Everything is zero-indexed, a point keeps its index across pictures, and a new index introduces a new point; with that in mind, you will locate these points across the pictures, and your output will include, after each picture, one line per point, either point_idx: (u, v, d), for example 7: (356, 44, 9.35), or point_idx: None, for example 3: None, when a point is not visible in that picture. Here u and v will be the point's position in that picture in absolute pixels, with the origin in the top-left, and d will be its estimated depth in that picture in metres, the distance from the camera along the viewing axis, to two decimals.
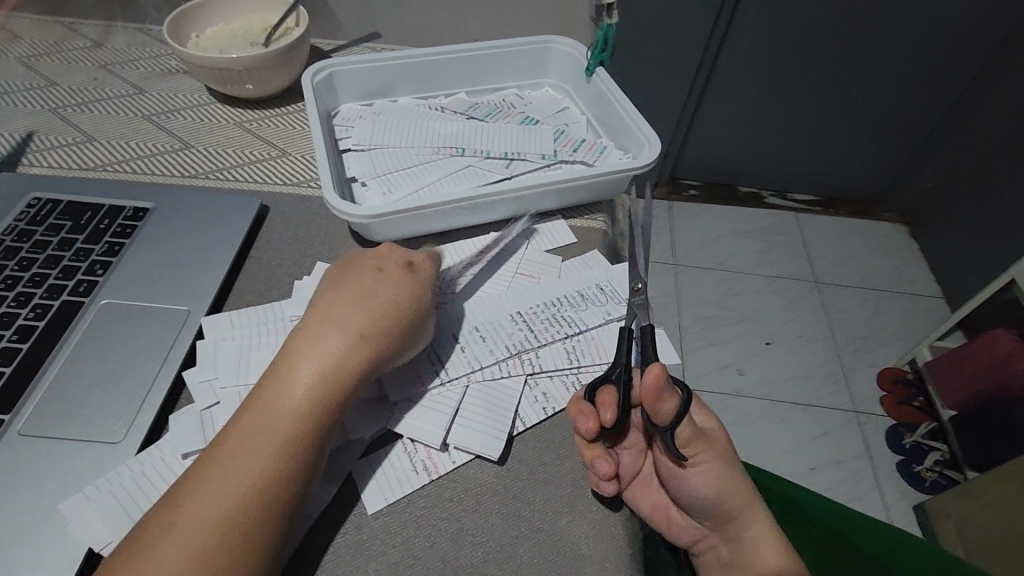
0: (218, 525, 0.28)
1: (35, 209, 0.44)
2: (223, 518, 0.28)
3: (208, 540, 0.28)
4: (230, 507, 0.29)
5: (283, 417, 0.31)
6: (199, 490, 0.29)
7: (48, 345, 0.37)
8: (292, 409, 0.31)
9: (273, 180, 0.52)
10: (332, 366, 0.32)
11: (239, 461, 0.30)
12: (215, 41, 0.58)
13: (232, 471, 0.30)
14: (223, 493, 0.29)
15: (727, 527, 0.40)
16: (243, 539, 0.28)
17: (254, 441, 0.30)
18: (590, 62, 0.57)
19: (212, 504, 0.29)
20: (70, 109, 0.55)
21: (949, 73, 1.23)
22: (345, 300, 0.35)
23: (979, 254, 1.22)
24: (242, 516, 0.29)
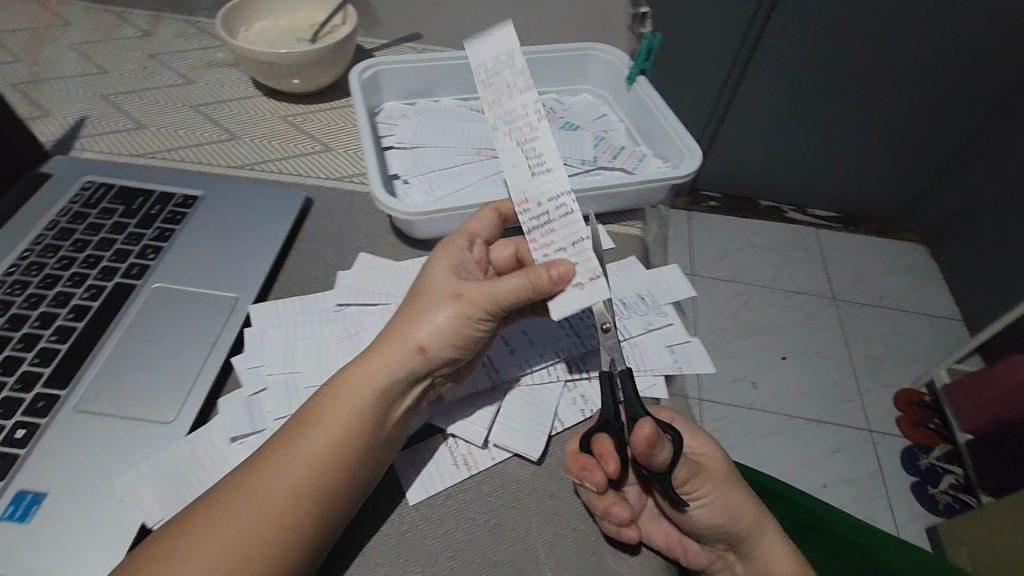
0: (269, 519, 0.29)
1: (89, 192, 0.46)
2: (265, 516, 0.29)
3: (247, 534, 0.28)
4: (283, 499, 0.29)
5: (337, 420, 0.32)
6: (256, 480, 0.30)
7: (102, 325, 0.38)
8: (347, 414, 0.32)
9: (317, 174, 0.53)
10: (385, 375, 0.33)
11: (295, 456, 0.31)
12: (264, 36, 0.59)
13: (278, 472, 0.30)
14: (276, 486, 0.30)
15: (740, 546, 0.41)
16: (295, 532, 0.29)
17: (304, 440, 0.31)
18: (632, 70, 0.57)
19: (266, 496, 0.29)
20: (121, 96, 0.57)
21: (977, 97, 1.22)
22: (413, 311, 0.35)
23: (1001, 278, 1.21)
24: (295, 513, 0.29)
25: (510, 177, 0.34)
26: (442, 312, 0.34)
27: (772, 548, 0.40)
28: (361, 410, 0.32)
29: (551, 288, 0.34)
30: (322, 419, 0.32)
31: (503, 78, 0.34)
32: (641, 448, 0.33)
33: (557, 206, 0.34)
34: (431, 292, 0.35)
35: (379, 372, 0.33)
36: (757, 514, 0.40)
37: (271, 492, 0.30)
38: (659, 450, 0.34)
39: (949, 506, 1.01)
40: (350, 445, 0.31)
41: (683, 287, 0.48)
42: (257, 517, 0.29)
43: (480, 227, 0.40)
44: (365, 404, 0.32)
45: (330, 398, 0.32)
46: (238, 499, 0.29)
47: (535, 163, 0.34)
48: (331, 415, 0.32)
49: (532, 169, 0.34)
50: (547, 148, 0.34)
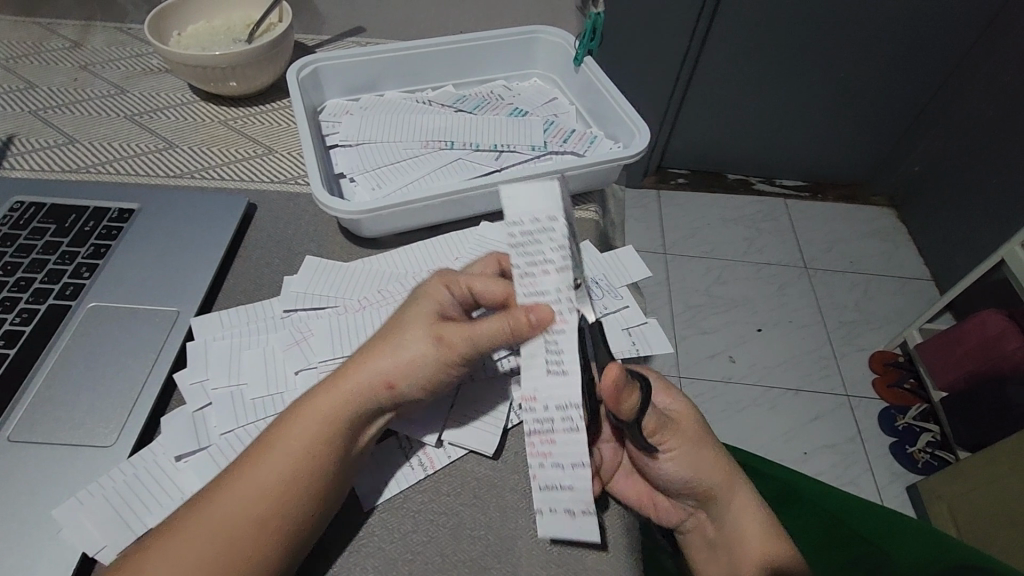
0: (232, 546, 0.28)
1: (17, 213, 0.44)
2: (226, 541, 0.28)
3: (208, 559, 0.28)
4: (246, 527, 0.29)
5: (304, 446, 0.31)
6: (219, 503, 0.29)
7: (36, 352, 0.37)
8: (311, 440, 0.31)
9: (260, 178, 0.51)
10: (355, 402, 0.32)
11: (257, 481, 0.30)
12: (197, 39, 0.57)
13: (241, 497, 0.29)
14: (239, 512, 0.29)
15: (710, 505, 0.41)
16: (258, 558, 0.29)
17: (268, 464, 0.30)
18: (578, 52, 0.56)
19: (228, 520, 0.29)
20: (51, 110, 0.55)
21: (935, 56, 1.23)
22: (385, 338, 0.33)
23: (967, 236, 1.23)
24: (259, 538, 0.29)
25: (526, 371, 0.33)
26: (416, 344, 0.32)
27: (741, 510, 0.40)
28: (326, 437, 0.31)
29: (530, 333, 0.32)
30: (285, 446, 0.31)
31: (539, 249, 0.32)
32: (609, 394, 0.33)
33: (563, 417, 0.32)
34: (411, 317, 0.34)
35: (344, 399, 0.32)
36: (727, 473, 0.41)
37: (232, 518, 0.29)
38: (624, 396, 0.34)
39: (927, 463, 1.02)
40: (312, 473, 0.31)
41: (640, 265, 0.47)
42: (218, 542, 0.28)
43: (483, 289, 0.36)
44: (333, 430, 0.31)
45: (297, 423, 0.31)
46: (200, 523, 0.29)
47: (553, 362, 0.32)
48: (298, 441, 0.31)
49: (551, 371, 0.32)
50: (569, 346, 0.32)
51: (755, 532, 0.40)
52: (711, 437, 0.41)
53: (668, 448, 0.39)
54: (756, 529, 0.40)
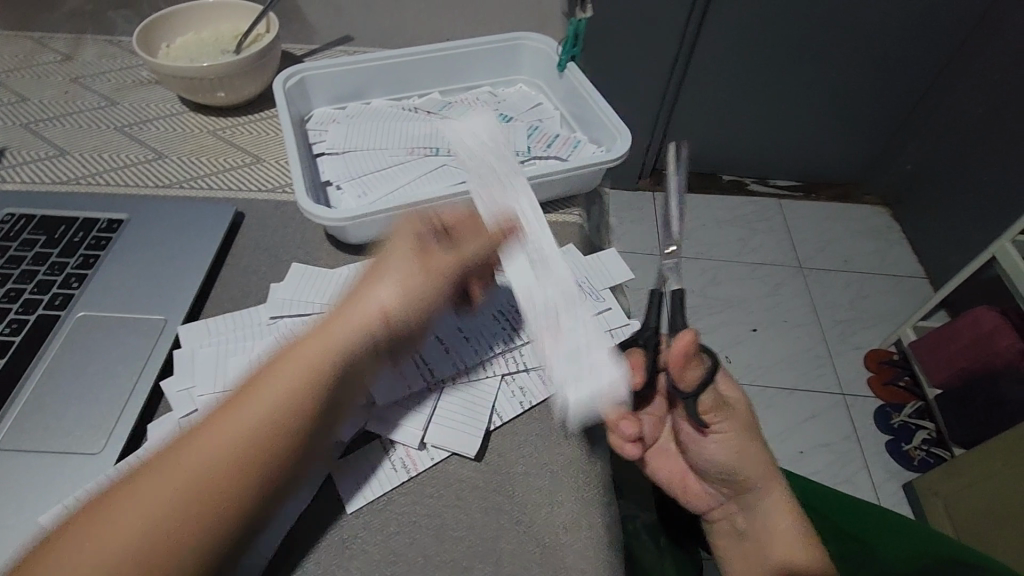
0: (210, 484, 0.28)
1: (8, 225, 0.44)
2: (203, 480, 0.28)
3: (185, 500, 0.28)
4: (226, 468, 0.28)
5: (286, 385, 0.30)
6: (196, 446, 0.29)
7: (25, 361, 0.37)
8: (293, 379, 0.30)
9: (248, 187, 0.52)
10: (339, 340, 0.32)
11: (237, 423, 0.29)
12: (185, 51, 0.58)
13: (220, 439, 0.29)
14: (218, 453, 0.29)
15: (744, 495, 0.46)
16: (238, 494, 0.28)
17: (249, 406, 0.30)
18: (562, 57, 0.57)
19: (207, 459, 0.28)
20: (42, 123, 0.55)
21: (924, 54, 1.24)
22: (365, 278, 0.33)
23: (959, 233, 1.24)
24: (238, 477, 0.28)
25: (511, 265, 0.36)
26: (396, 277, 0.33)
27: (775, 509, 0.44)
28: (308, 378, 0.31)
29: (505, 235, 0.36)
30: (265, 387, 0.30)
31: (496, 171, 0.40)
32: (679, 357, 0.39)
33: (557, 298, 0.35)
34: (390, 254, 0.34)
35: (330, 339, 0.31)
36: (767, 470, 0.45)
37: (210, 457, 0.28)
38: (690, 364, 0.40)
39: (923, 460, 1.03)
40: (288, 417, 0.30)
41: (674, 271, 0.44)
42: (195, 481, 0.28)
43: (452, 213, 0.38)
44: (317, 367, 0.31)
45: (284, 364, 0.31)
46: (177, 462, 0.28)
47: (535, 254, 0.36)
48: (279, 382, 0.30)
49: (535, 267, 0.36)
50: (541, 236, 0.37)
51: (785, 525, 0.44)
52: (758, 433, 0.45)
53: (720, 431, 0.44)
54: (788, 529, 0.44)
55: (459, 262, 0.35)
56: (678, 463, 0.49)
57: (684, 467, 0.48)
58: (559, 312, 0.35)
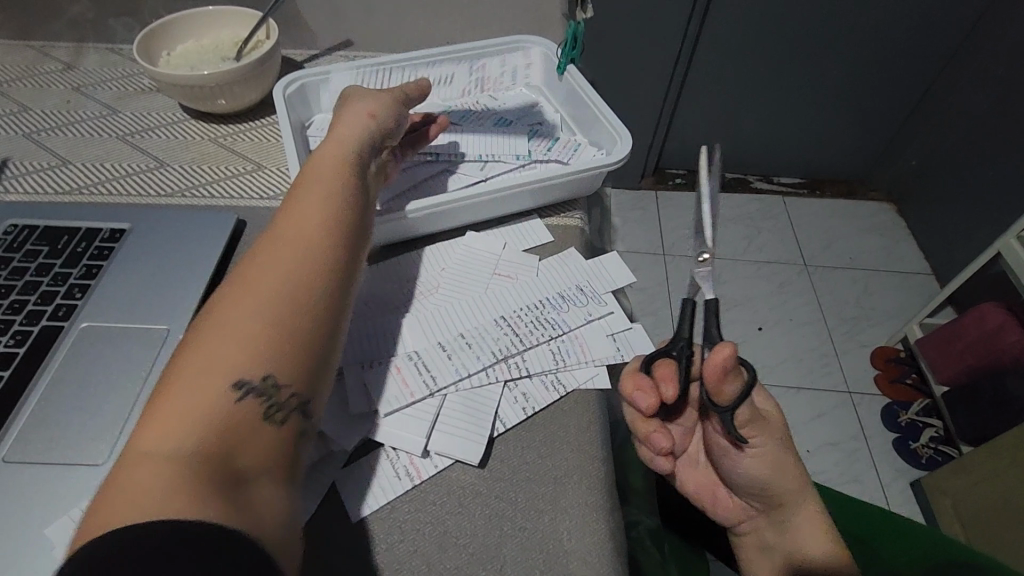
0: (267, 298, 0.31)
1: (11, 235, 0.45)
2: (263, 298, 0.31)
3: (255, 319, 0.30)
4: (277, 285, 0.32)
5: (290, 221, 0.35)
6: (234, 290, 0.32)
7: (29, 372, 0.38)
8: (304, 210, 0.36)
9: (250, 194, 0.52)
10: (315, 182, 0.38)
11: (264, 259, 0.33)
12: (185, 58, 0.58)
13: (258, 273, 0.32)
14: (259, 281, 0.32)
15: (775, 511, 0.46)
16: (297, 297, 0.32)
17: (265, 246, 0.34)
18: (561, 60, 0.57)
19: (257, 292, 0.31)
20: (44, 133, 0.56)
21: (928, 49, 1.23)
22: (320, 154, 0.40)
23: (966, 229, 1.23)
24: (289, 285, 0.32)
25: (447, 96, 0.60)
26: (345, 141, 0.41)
27: (807, 523, 0.45)
28: (322, 206, 0.36)
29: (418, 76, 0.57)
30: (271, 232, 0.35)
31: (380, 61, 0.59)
32: (715, 373, 0.37)
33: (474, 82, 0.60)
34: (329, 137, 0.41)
35: (309, 185, 0.37)
36: (799, 487, 0.44)
37: (259, 286, 0.32)
38: (728, 383, 0.37)
39: (931, 458, 1.02)
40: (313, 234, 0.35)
41: (707, 279, 0.45)
42: (253, 304, 0.31)
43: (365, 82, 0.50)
44: (310, 201, 0.36)
45: (279, 221, 0.35)
46: (224, 315, 0.31)
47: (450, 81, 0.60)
48: (282, 222, 0.35)
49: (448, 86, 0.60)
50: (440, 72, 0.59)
51: (814, 542, 0.44)
52: (793, 450, 0.44)
53: (755, 450, 0.43)
54: (819, 542, 0.44)
55: (389, 131, 0.44)
56: (707, 472, 0.49)
57: (713, 477, 0.48)
58: (487, 85, 0.61)
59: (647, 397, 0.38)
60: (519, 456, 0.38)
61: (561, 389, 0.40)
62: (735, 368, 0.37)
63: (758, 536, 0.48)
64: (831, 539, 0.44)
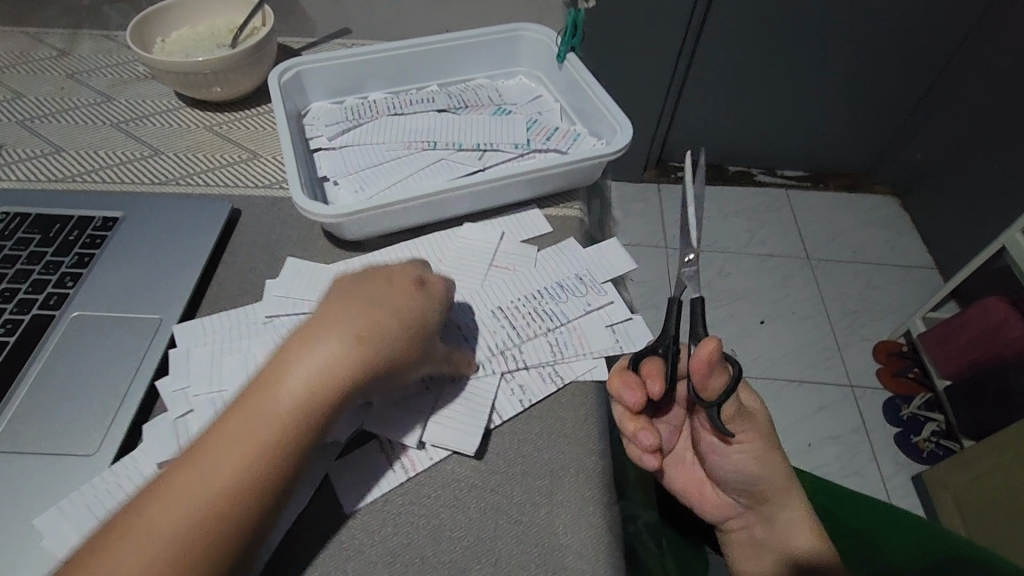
0: (202, 513, 0.27)
1: (2, 223, 0.44)
2: (197, 515, 0.27)
3: (182, 535, 0.27)
4: (215, 505, 0.27)
5: (275, 422, 0.29)
6: (186, 482, 0.27)
7: (19, 362, 0.37)
8: (289, 414, 0.29)
9: (245, 183, 0.51)
10: (320, 365, 0.30)
11: (226, 458, 0.28)
12: (181, 45, 0.57)
13: (208, 476, 0.28)
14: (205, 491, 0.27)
15: (763, 507, 0.46)
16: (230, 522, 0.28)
17: (238, 443, 0.28)
18: (561, 48, 0.56)
19: (183, 508, 0.27)
20: (37, 120, 0.55)
21: (933, 42, 1.22)
22: (350, 298, 0.32)
23: (970, 224, 1.22)
24: (230, 508, 0.28)
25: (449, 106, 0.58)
26: (393, 298, 0.33)
27: (794, 521, 0.45)
28: (308, 418, 0.29)
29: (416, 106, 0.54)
30: (248, 421, 0.29)
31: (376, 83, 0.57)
32: (700, 367, 0.37)
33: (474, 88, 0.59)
34: (376, 277, 0.34)
35: (313, 367, 0.30)
36: (786, 482, 0.44)
37: (201, 499, 0.27)
38: (713, 377, 0.37)
39: (933, 452, 1.02)
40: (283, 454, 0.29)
41: (693, 279, 0.43)
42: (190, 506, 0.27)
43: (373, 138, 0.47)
44: (301, 400, 0.29)
45: (258, 412, 0.29)
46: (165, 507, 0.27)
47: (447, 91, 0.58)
48: (268, 407, 0.29)
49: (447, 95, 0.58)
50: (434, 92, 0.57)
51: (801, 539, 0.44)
52: (781, 451, 0.44)
53: (741, 441, 0.43)
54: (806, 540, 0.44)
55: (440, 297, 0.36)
56: (695, 471, 0.49)
57: (701, 475, 0.48)
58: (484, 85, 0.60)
59: (633, 392, 0.37)
60: (516, 449, 0.37)
61: (559, 379, 0.40)
62: (721, 363, 0.37)
63: (746, 534, 0.48)
64: (817, 533, 0.44)
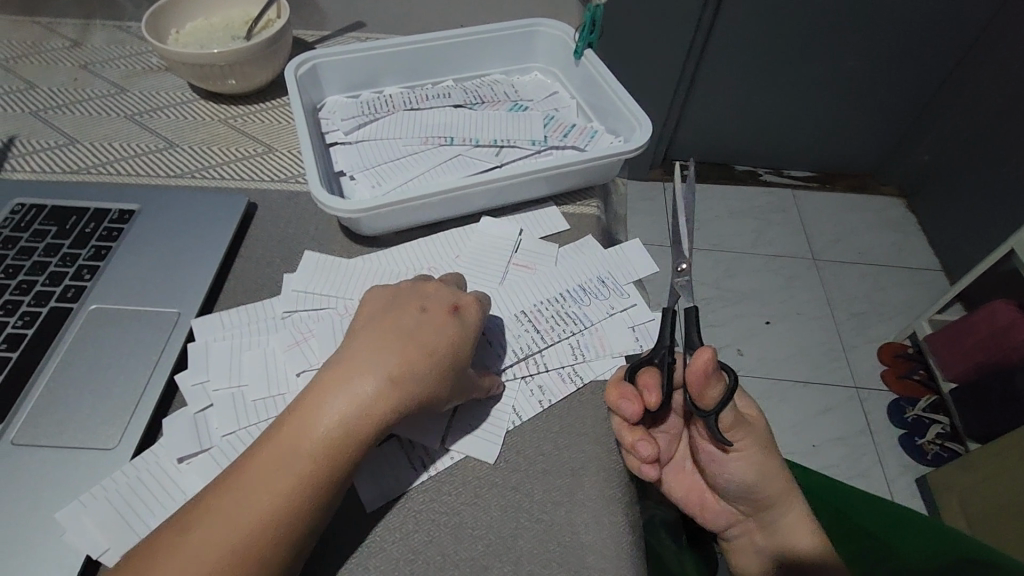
0: (241, 543, 0.28)
1: (19, 214, 0.44)
2: (237, 544, 0.28)
3: (221, 563, 0.27)
4: (253, 535, 0.28)
5: (316, 453, 0.30)
6: (227, 509, 0.28)
7: (37, 355, 0.37)
8: (328, 446, 0.30)
9: (261, 177, 0.51)
10: (361, 399, 0.30)
11: (267, 487, 0.29)
12: (195, 37, 0.57)
13: (248, 506, 0.28)
14: (246, 518, 0.28)
15: (764, 514, 0.45)
16: (266, 553, 0.28)
17: (278, 472, 0.29)
18: (579, 44, 0.56)
19: (222, 538, 0.28)
20: (51, 111, 0.54)
21: (943, 43, 1.22)
22: (389, 326, 0.33)
23: (977, 226, 1.21)
24: (268, 538, 0.28)
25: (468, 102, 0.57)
26: (431, 329, 0.33)
27: (795, 523, 0.44)
28: (345, 450, 0.30)
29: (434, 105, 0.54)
30: (289, 452, 0.29)
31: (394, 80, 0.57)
32: (697, 375, 0.36)
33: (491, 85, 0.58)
34: (412, 305, 0.34)
35: (353, 400, 0.30)
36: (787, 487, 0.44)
37: (242, 528, 0.28)
38: (711, 386, 0.36)
39: (936, 455, 1.01)
40: (321, 486, 0.30)
41: (686, 288, 0.44)
42: (229, 534, 0.28)
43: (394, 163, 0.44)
44: (341, 432, 0.30)
45: (298, 442, 0.30)
46: (203, 533, 0.28)
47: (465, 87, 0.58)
48: (309, 438, 0.30)
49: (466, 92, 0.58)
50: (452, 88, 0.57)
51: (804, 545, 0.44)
52: (779, 453, 0.43)
53: (740, 450, 0.42)
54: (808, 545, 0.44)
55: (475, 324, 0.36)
56: (695, 479, 0.48)
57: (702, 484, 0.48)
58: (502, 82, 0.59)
59: (632, 404, 0.35)
60: (536, 447, 0.37)
61: (579, 382, 0.40)
62: (717, 371, 0.36)
63: (750, 540, 0.48)
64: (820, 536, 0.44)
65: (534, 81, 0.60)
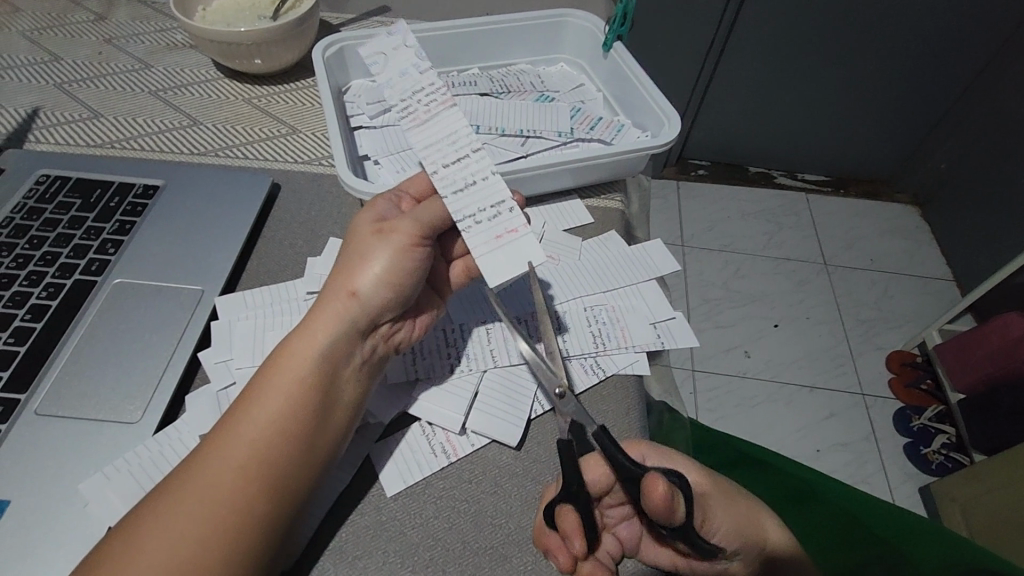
0: (224, 494, 0.28)
1: (44, 186, 0.44)
2: (219, 496, 0.28)
3: (210, 515, 0.27)
4: (236, 482, 0.28)
5: (282, 389, 0.30)
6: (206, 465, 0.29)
7: (61, 327, 0.37)
8: (290, 378, 0.31)
9: (285, 157, 0.51)
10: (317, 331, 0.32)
11: (241, 434, 0.29)
12: (222, 15, 0.56)
13: (225, 455, 0.29)
14: (226, 468, 0.28)
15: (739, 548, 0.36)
16: (253, 504, 0.28)
17: (248, 416, 0.30)
18: (608, 36, 0.55)
19: (205, 492, 0.28)
20: (75, 84, 0.54)
21: (963, 52, 1.21)
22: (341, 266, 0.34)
23: (990, 237, 1.21)
24: (250, 485, 0.28)
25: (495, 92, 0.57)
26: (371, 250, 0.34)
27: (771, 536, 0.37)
28: (307, 376, 0.31)
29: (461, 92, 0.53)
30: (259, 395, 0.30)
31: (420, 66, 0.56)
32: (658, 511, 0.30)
33: (517, 75, 0.58)
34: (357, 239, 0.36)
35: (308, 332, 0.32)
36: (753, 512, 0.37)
37: (222, 477, 0.28)
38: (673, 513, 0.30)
39: (942, 464, 1.01)
40: (294, 419, 0.30)
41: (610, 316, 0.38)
42: (213, 487, 0.28)
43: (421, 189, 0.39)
44: (305, 363, 0.31)
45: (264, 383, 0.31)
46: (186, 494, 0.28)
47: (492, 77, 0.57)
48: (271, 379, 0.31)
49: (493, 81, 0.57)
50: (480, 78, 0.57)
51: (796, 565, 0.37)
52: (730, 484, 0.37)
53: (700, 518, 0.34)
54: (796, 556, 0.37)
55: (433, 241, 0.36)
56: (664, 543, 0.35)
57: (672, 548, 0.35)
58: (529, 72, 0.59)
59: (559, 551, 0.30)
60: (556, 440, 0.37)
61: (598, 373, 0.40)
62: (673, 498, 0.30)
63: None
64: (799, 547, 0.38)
65: (560, 72, 0.60)
